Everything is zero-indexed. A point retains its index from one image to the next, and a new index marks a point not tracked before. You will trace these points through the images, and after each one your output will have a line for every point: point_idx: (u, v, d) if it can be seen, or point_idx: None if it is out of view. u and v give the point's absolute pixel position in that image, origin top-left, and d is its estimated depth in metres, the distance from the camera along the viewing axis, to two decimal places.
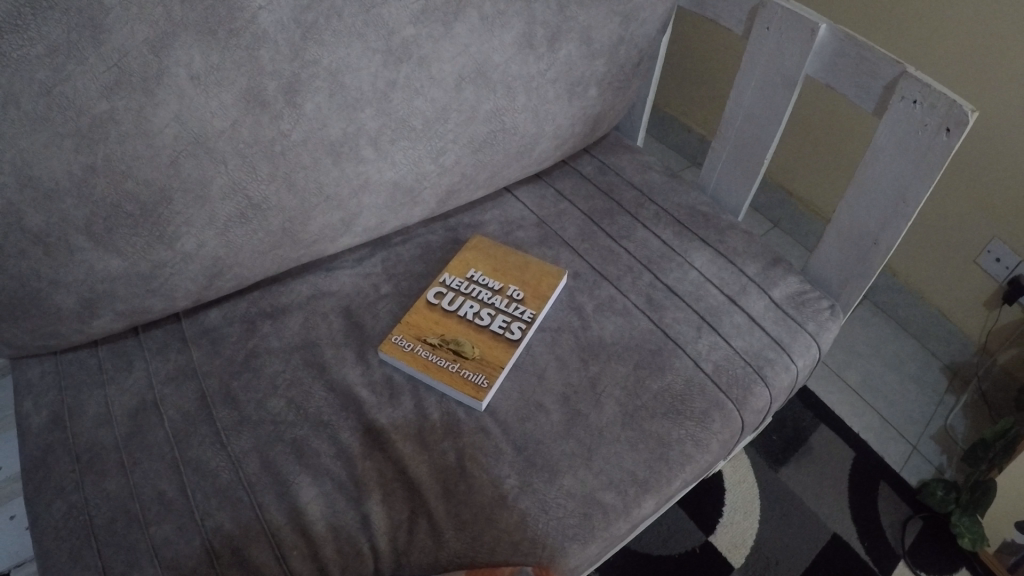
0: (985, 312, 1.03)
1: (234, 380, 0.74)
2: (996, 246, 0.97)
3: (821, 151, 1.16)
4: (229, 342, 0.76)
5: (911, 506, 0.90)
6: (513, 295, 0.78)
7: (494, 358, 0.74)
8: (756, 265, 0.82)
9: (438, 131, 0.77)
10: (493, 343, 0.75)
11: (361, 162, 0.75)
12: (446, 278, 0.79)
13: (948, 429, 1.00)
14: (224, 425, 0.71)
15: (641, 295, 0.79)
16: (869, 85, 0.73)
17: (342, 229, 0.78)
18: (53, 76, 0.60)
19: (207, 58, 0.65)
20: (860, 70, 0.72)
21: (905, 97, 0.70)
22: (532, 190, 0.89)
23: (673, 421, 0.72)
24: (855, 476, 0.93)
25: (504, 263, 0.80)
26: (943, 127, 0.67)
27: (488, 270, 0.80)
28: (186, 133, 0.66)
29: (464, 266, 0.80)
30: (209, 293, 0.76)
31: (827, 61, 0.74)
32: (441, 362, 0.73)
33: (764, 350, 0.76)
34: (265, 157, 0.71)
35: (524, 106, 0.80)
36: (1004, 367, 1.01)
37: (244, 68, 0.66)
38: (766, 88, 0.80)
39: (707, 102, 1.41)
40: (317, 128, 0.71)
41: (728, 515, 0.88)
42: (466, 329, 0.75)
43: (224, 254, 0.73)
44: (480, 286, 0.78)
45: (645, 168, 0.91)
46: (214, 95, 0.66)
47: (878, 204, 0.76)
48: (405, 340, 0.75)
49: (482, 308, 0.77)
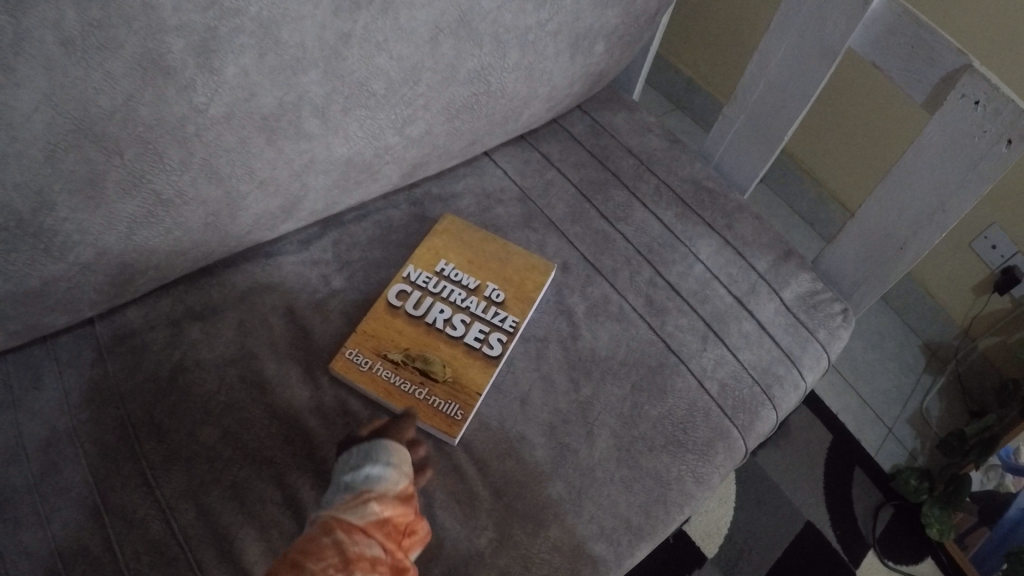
0: (973, 297, 0.95)
1: (160, 402, 0.59)
2: (994, 233, 0.88)
3: (853, 140, 1.02)
4: (154, 352, 0.61)
5: (883, 493, 0.88)
6: (491, 297, 0.66)
7: (470, 380, 0.62)
8: (766, 259, 0.72)
9: (405, 95, 0.61)
10: (468, 360, 0.63)
11: (304, 137, 0.58)
12: (411, 272, 0.66)
13: (922, 412, 0.96)
14: (151, 462, 0.57)
15: (640, 295, 0.68)
16: (923, 73, 0.60)
17: (282, 216, 0.63)
18: None
19: (85, 13, 0.46)
20: (919, 52, 0.60)
21: (965, 96, 0.57)
22: (512, 153, 0.75)
23: (672, 456, 0.63)
24: (831, 458, 0.90)
25: (479, 255, 0.68)
26: (1004, 137, 0.56)
27: (460, 263, 0.67)
28: (66, 118, 0.48)
29: (433, 258, 0.67)
30: (125, 294, 0.61)
31: (876, 36, 0.62)
32: (405, 386, 0.61)
33: (773, 365, 0.68)
34: (174, 141, 0.53)
35: (515, 63, 0.63)
36: (984, 353, 0.95)
37: (141, 23, 0.48)
38: (797, 57, 0.67)
39: (717, 59, 1.21)
40: (245, 99, 0.54)
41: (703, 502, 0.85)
42: (436, 342, 0.63)
43: (132, 259, 0.57)
44: (452, 284, 0.66)
45: (644, 130, 0.78)
46: (98, 64, 0.47)
47: (912, 209, 0.65)
48: (360, 355, 0.62)
49: (455, 312, 0.65)
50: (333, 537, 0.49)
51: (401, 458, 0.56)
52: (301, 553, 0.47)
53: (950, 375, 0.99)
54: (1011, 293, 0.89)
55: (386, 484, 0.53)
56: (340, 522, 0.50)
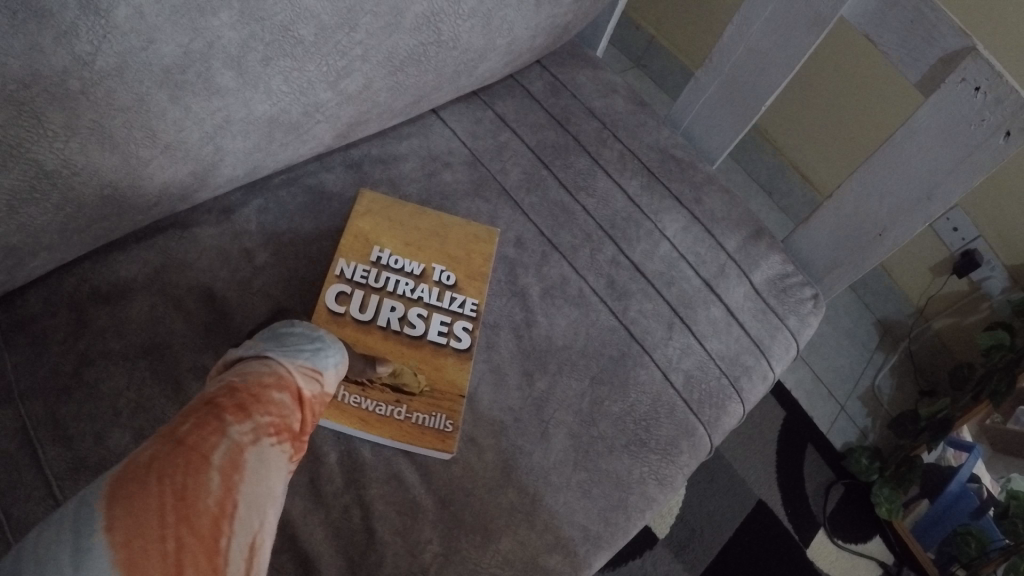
0: (931, 277, 0.91)
1: (63, 404, 0.50)
2: (956, 216, 0.85)
3: (835, 119, 0.96)
4: (55, 342, 0.51)
5: (834, 471, 0.86)
6: (441, 280, 0.59)
7: (449, 383, 0.56)
8: (736, 237, 0.66)
9: (339, 44, 0.51)
10: (438, 360, 0.56)
11: (217, 93, 0.49)
12: (345, 268, 0.57)
13: (875, 390, 0.93)
14: (56, 474, 0.47)
15: (602, 277, 0.61)
16: (922, 49, 0.54)
17: (194, 185, 0.53)
18: None
19: None
20: (917, 27, 0.54)
21: (965, 80, 0.52)
22: (459, 109, 0.66)
23: (633, 457, 0.58)
24: (786, 435, 0.86)
25: (412, 234, 0.60)
26: (1003, 128, 0.51)
27: (394, 247, 0.59)
28: None
29: (365, 245, 0.58)
30: (18, 277, 0.50)
31: (873, 4, 0.55)
32: (382, 409, 0.54)
33: (742, 354, 0.62)
34: (57, 100, 0.43)
35: (470, 11, 0.54)
36: (938, 333, 0.93)
37: None
38: (784, 19, 0.60)
39: (688, 17, 1.12)
40: (142, 47, 0.44)
41: None
42: (396, 346, 0.56)
43: (20, 242, 0.47)
44: (394, 275, 0.58)
45: (608, 88, 0.69)
46: None
47: (895, 195, 0.60)
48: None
49: (408, 308, 0.57)
50: (280, 395, 0.42)
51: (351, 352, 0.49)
52: (257, 403, 0.41)
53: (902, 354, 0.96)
54: (971, 276, 0.86)
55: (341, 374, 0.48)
56: (295, 388, 0.43)
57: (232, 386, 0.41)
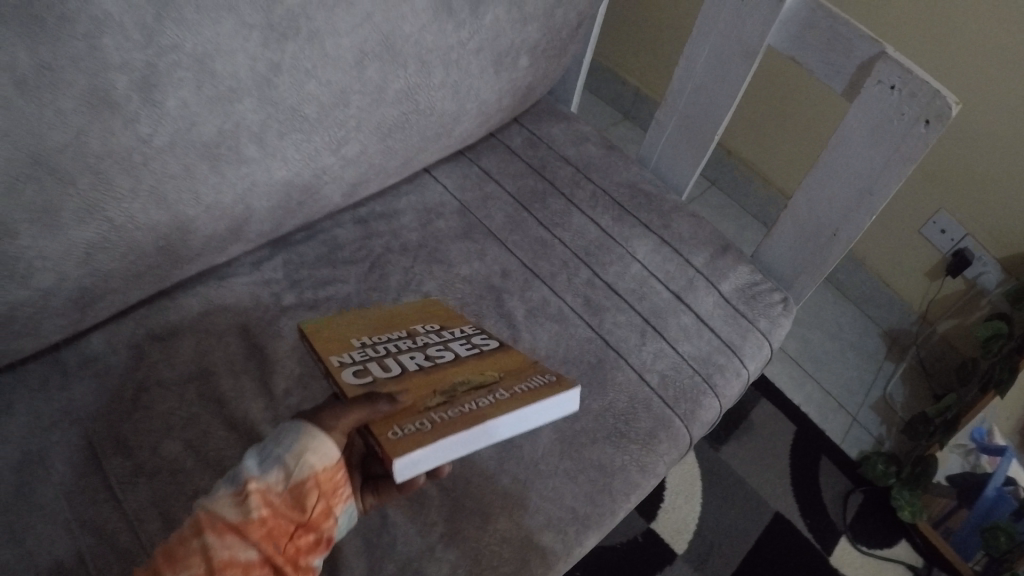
0: (928, 281, 1.08)
1: (125, 422, 0.63)
2: (944, 219, 1.02)
3: (784, 130, 1.18)
4: (116, 374, 0.65)
5: (851, 480, 0.94)
6: (422, 331, 0.61)
7: (510, 363, 0.58)
8: (703, 254, 0.74)
9: (338, 118, 0.65)
10: (484, 360, 0.58)
11: (244, 163, 0.63)
12: (339, 356, 0.55)
13: (886, 399, 1.09)
14: (118, 477, 0.61)
15: (579, 296, 0.70)
16: (841, 64, 0.61)
17: (230, 238, 0.67)
18: None
19: (36, 56, 0.50)
20: (835, 44, 0.60)
21: (881, 81, 0.59)
22: (451, 169, 0.78)
23: (615, 447, 0.65)
24: (798, 451, 0.96)
25: (369, 323, 0.62)
26: (921, 118, 0.58)
27: (358, 334, 0.59)
28: (22, 152, 0.52)
29: (342, 341, 0.58)
30: (88, 317, 0.65)
31: (794, 32, 0.62)
32: (481, 400, 0.52)
33: (714, 354, 0.69)
34: (123, 169, 0.57)
35: (441, 82, 0.68)
36: (943, 336, 1.08)
37: (86, 63, 0.52)
38: (722, 57, 0.66)
39: (652, 58, 1.35)
40: (186, 129, 0.58)
41: (671, 500, 0.88)
42: (444, 370, 0.55)
43: (93, 283, 0.61)
44: (386, 346, 0.58)
45: (581, 139, 0.81)
46: (50, 103, 0.51)
47: (841, 196, 0.66)
48: (433, 414, 0.50)
49: (422, 353, 0.57)
50: (198, 539, 0.44)
51: (306, 440, 0.48)
52: (174, 560, 0.44)
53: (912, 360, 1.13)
54: (963, 275, 1.02)
55: (310, 449, 0.48)
56: (216, 524, 0.45)
57: (166, 548, 0.45)
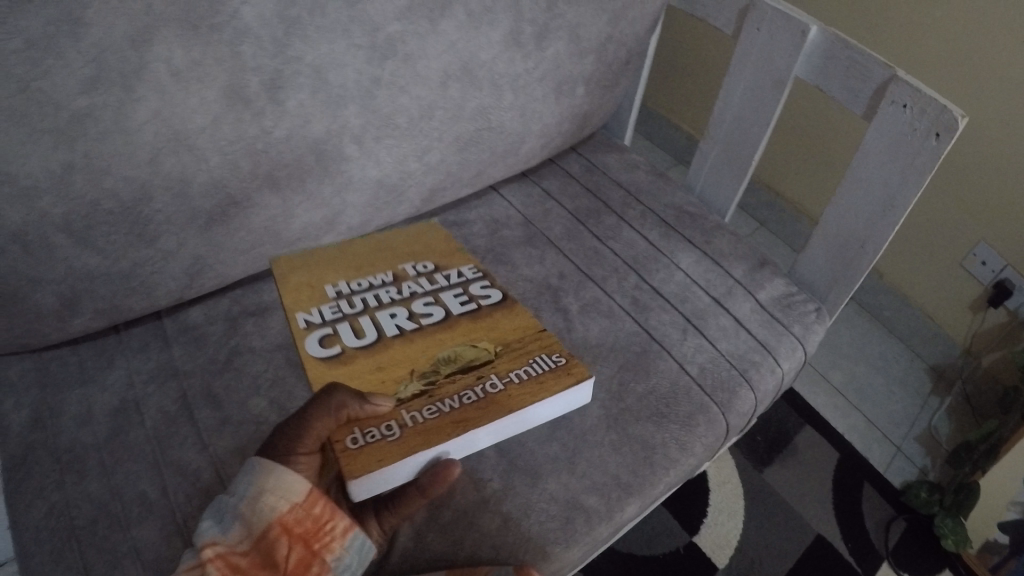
0: (972, 315, 1.15)
1: (216, 380, 0.74)
2: (984, 251, 1.08)
3: (809, 154, 1.26)
4: (212, 341, 0.77)
5: (895, 508, 1.00)
6: (412, 272, 0.77)
7: (509, 330, 0.70)
8: (742, 267, 0.81)
9: (423, 129, 0.76)
10: (476, 324, 0.70)
11: (345, 160, 0.74)
12: (316, 312, 0.71)
13: (932, 431, 1.13)
14: (207, 426, 0.71)
15: (627, 296, 0.78)
16: (858, 88, 0.70)
17: (325, 228, 0.78)
18: (29, 72, 0.56)
19: (189, 53, 0.62)
20: (852, 71, 0.69)
21: (894, 101, 0.67)
22: (517, 189, 0.89)
23: (657, 424, 0.71)
24: (841, 477, 1.02)
25: (357, 258, 0.78)
26: (932, 131, 0.65)
27: (344, 275, 0.76)
28: (168, 130, 0.64)
29: (319, 290, 0.73)
30: (195, 287, 0.76)
31: (817, 63, 0.71)
32: (461, 399, 0.63)
33: (749, 352, 0.75)
34: (248, 154, 0.68)
35: (511, 104, 0.79)
36: (989, 368, 1.13)
37: (227, 63, 0.64)
38: (753, 90, 0.76)
39: (692, 104, 1.50)
40: (301, 126, 0.69)
41: (713, 517, 0.95)
42: (426, 344, 0.68)
43: (204, 252, 0.73)
44: (371, 300, 0.73)
45: (633, 168, 0.92)
46: (195, 91, 0.63)
47: (866, 208, 0.74)
48: (409, 412, 0.61)
49: (406, 312, 0.71)
50: None
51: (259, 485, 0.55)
52: None
53: (960, 395, 1.16)
54: (1006, 305, 1.08)
55: (265, 490, 0.54)
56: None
57: None
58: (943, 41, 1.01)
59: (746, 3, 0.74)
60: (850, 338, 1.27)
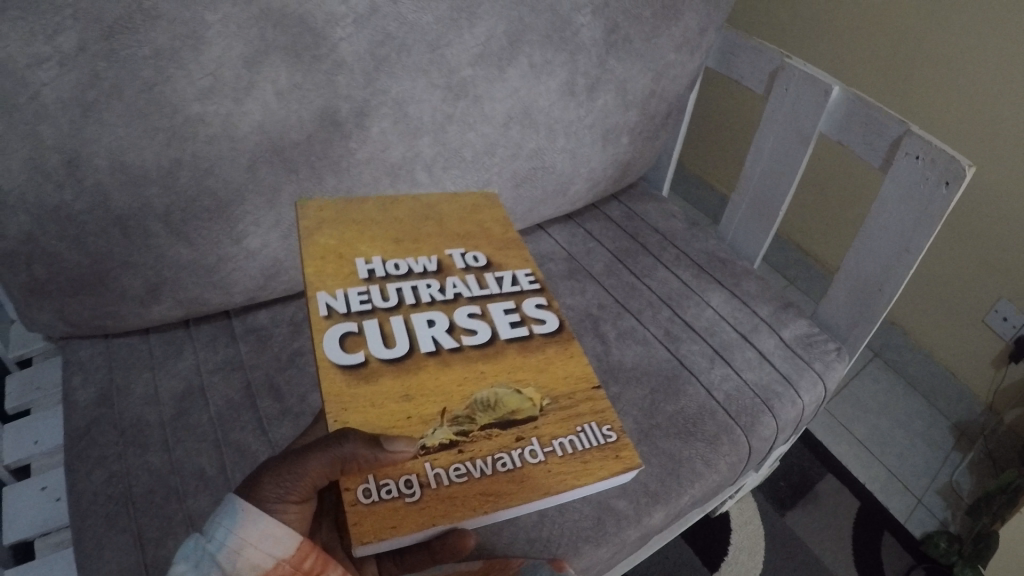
0: (994, 371, 1.19)
1: (277, 374, 0.80)
2: (1004, 307, 1.13)
3: (830, 205, 1.32)
4: (276, 341, 0.83)
5: (915, 556, 1.07)
6: (461, 265, 0.61)
7: (563, 377, 0.54)
8: (768, 308, 0.87)
9: (485, 163, 0.84)
10: (527, 359, 0.54)
11: (415, 185, 0.81)
12: (341, 292, 0.56)
13: (953, 484, 1.17)
14: (266, 414, 0.76)
15: (661, 328, 0.84)
16: (876, 142, 0.78)
17: None
18: (155, 77, 0.64)
19: (292, 77, 0.69)
20: (870, 128, 0.77)
21: (908, 154, 0.75)
22: (563, 228, 0.96)
23: (684, 441, 0.75)
24: (863, 524, 1.10)
25: (401, 234, 0.64)
26: (943, 180, 0.72)
27: (382, 253, 0.61)
28: (266, 141, 0.71)
29: (350, 264, 0.59)
30: (266, 289, 0.83)
31: (839, 120, 0.80)
32: (498, 464, 0.49)
33: (772, 382, 0.80)
34: (331, 171, 0.76)
35: (563, 147, 0.87)
36: (1011, 426, 1.17)
37: (323, 90, 0.71)
38: (783, 145, 0.85)
39: (723, 162, 1.57)
40: (381, 150, 0.77)
41: (733, 554, 1.04)
42: (463, 375, 0.52)
43: (281, 255, 0.80)
44: (411, 290, 0.58)
45: (669, 216, 0.99)
46: (294, 110, 0.70)
47: (883, 254, 0.80)
48: (433, 468, 0.48)
49: (445, 317, 0.56)
50: None
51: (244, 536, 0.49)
52: None
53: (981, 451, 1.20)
54: None
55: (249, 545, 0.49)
56: None
57: None
58: (938, 107, 1.09)
59: (779, 65, 0.84)
60: (874, 396, 1.31)
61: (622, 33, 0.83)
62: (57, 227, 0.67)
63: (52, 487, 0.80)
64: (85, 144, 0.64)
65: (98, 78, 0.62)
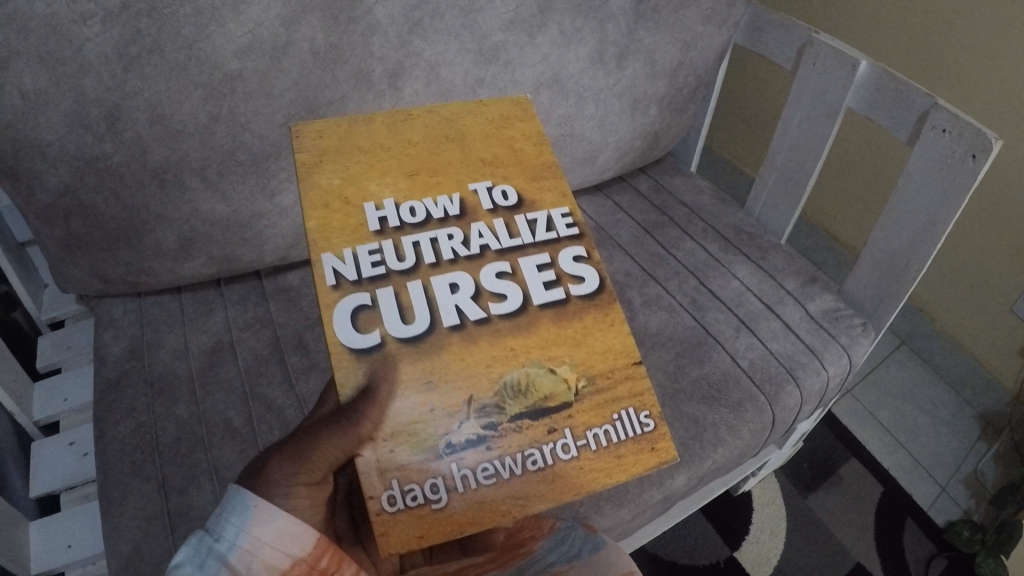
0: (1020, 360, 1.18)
1: (306, 332, 0.81)
2: None
3: (853, 180, 1.33)
4: (305, 300, 0.84)
5: (936, 544, 1.10)
6: (487, 204, 0.54)
7: (604, 351, 0.51)
8: (794, 281, 0.87)
9: None
10: (564, 329, 0.50)
11: None
12: (347, 259, 0.49)
13: (977, 475, 1.19)
14: (294, 369, 0.77)
15: (687, 296, 0.84)
16: (904, 117, 0.78)
17: None
18: (194, 34, 0.65)
19: (328, 38, 0.70)
20: (898, 102, 0.78)
21: (935, 127, 0.75)
22: (592, 200, 0.97)
23: (709, 405, 0.75)
24: (886, 511, 1.13)
25: (414, 164, 0.55)
26: (969, 153, 0.72)
27: (392, 193, 0.53)
28: (302, 100, 0.71)
29: (356, 215, 0.51)
30: (297, 248, 0.83)
31: (867, 94, 0.80)
32: (529, 459, 0.47)
33: (797, 353, 0.80)
34: None
35: (592, 116, 0.88)
36: None
37: (358, 51, 0.71)
38: (812, 118, 0.86)
39: (747, 140, 1.57)
40: None
41: (755, 534, 1.09)
42: (494, 352, 0.48)
43: None
44: (429, 242, 0.51)
45: (697, 191, 1.00)
46: (329, 70, 0.71)
47: (909, 227, 0.81)
48: (460, 467, 0.46)
49: (471, 277, 0.50)
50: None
51: (254, 529, 0.50)
52: None
53: (1006, 443, 1.21)
54: None
55: (264, 540, 0.49)
56: None
57: None
58: (961, 89, 1.09)
59: (807, 40, 0.84)
60: (899, 383, 1.32)
61: (650, 4, 0.84)
62: (95, 179, 0.69)
63: (80, 442, 0.80)
64: (125, 97, 0.65)
65: (140, 35, 0.63)
